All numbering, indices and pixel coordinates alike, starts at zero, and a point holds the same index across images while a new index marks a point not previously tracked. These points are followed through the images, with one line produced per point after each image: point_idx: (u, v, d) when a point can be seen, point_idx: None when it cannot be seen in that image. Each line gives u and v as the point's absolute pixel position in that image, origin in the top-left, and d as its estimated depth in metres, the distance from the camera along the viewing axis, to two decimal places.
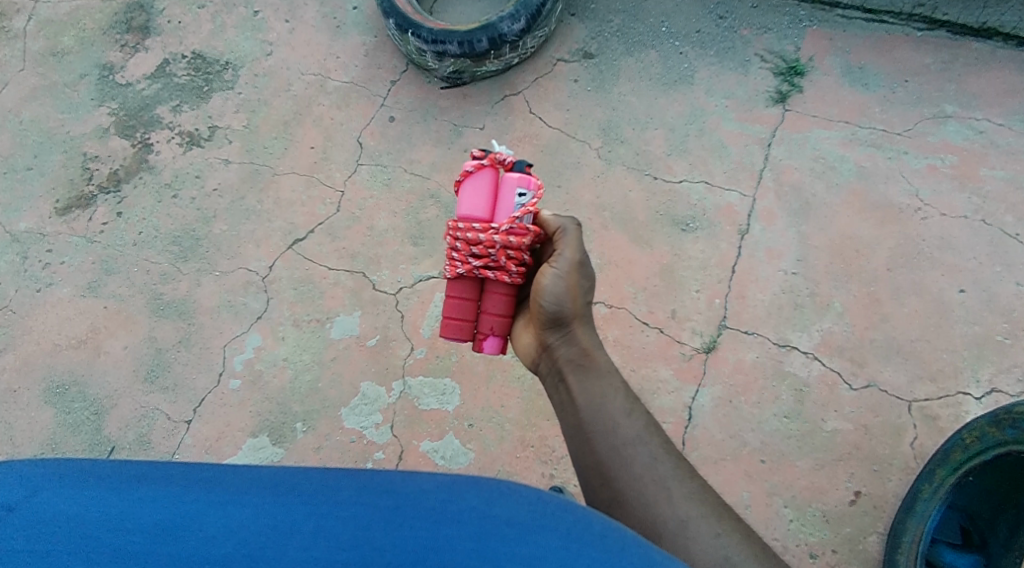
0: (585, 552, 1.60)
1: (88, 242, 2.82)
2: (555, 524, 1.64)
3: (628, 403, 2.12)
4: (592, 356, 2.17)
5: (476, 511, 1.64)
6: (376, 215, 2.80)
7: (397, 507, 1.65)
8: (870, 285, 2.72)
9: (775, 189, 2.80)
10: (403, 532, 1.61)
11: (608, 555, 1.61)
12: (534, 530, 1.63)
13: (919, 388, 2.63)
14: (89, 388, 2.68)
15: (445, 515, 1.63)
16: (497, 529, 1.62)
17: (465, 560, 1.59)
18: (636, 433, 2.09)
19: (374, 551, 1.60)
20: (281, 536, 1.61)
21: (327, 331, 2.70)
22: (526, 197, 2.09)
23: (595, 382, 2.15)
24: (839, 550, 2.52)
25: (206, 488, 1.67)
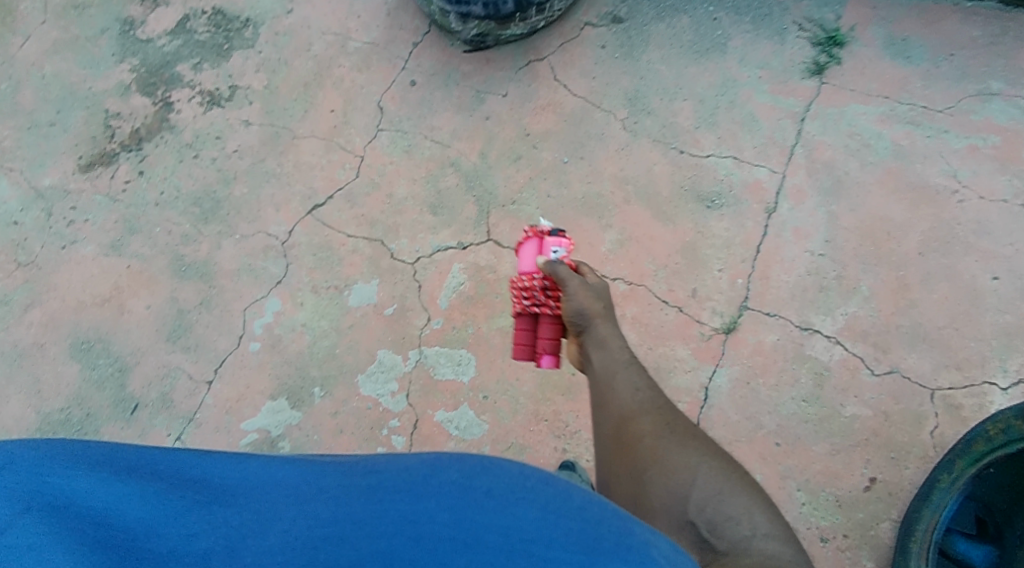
0: (565, 523, 1.61)
1: (111, 201, 2.81)
2: (536, 496, 1.64)
3: (631, 362, 2.16)
4: (609, 341, 2.17)
5: (458, 484, 1.64)
6: (396, 182, 2.76)
7: (375, 483, 1.66)
8: (900, 269, 2.66)
9: (807, 166, 2.73)
10: (381, 506, 1.63)
11: (589, 525, 1.61)
12: (513, 501, 1.62)
13: (944, 376, 2.61)
14: (113, 345, 2.70)
15: (423, 488, 1.63)
16: (476, 501, 1.62)
17: (441, 531, 1.60)
18: (631, 376, 2.14)
19: (352, 527, 1.61)
20: (264, 521, 1.63)
21: (346, 298, 2.69)
22: (560, 253, 2.18)
23: (605, 358, 2.16)
24: (850, 535, 2.52)
25: (194, 487, 1.68)
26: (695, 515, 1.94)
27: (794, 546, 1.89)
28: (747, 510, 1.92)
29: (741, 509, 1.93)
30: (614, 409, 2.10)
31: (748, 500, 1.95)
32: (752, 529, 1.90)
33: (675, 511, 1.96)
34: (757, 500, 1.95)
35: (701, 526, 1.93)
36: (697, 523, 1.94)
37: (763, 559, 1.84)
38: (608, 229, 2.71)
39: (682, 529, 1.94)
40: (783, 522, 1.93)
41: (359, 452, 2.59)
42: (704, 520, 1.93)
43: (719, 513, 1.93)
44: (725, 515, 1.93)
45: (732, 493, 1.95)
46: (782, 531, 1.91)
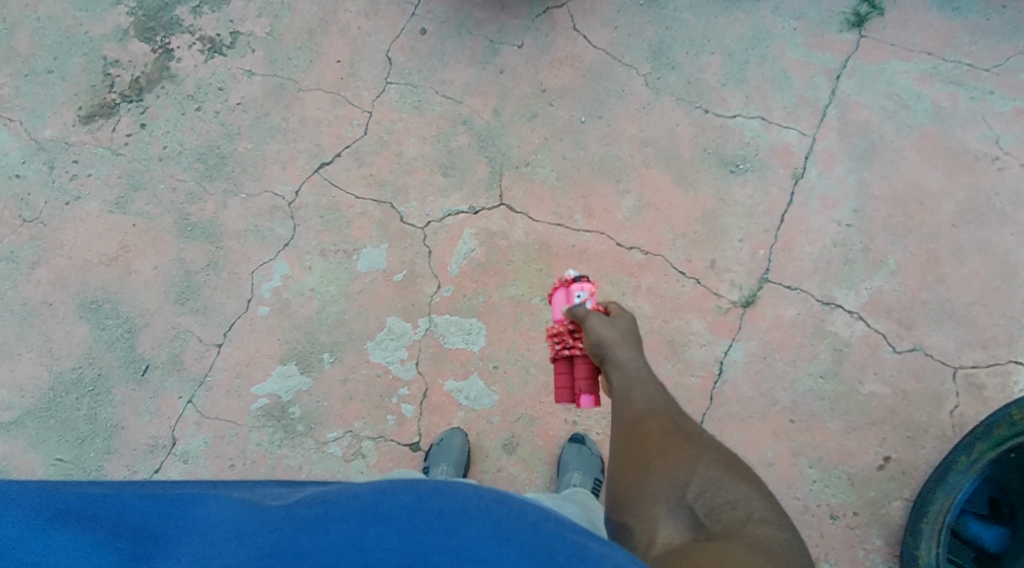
0: (511, 537, 1.61)
1: (113, 154, 2.72)
2: (486, 515, 1.63)
3: (649, 371, 2.10)
4: (632, 365, 2.09)
5: (408, 508, 1.63)
6: (405, 140, 2.70)
7: (326, 513, 1.67)
8: (931, 242, 2.62)
9: (839, 129, 2.69)
10: (328, 536, 1.64)
11: (535, 539, 1.61)
12: (462, 521, 1.62)
13: (968, 354, 2.55)
14: (123, 305, 2.62)
15: (372, 514, 1.64)
16: (425, 524, 1.62)
17: (390, 557, 1.60)
18: (649, 383, 2.07)
19: (299, 557, 1.62)
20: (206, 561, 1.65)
21: (354, 263, 2.61)
22: (583, 297, 2.20)
23: (624, 376, 2.08)
24: (861, 513, 2.47)
25: (136, 536, 1.70)
26: (693, 500, 1.87)
27: (789, 533, 1.84)
28: (744, 496, 1.87)
29: (738, 495, 1.87)
30: (626, 408, 2.04)
31: (746, 488, 1.89)
32: (748, 513, 1.84)
33: (674, 496, 1.89)
34: (757, 489, 1.90)
35: (699, 510, 1.86)
36: (694, 508, 1.87)
37: (755, 540, 1.79)
38: (626, 195, 2.65)
39: (679, 512, 1.87)
40: (779, 510, 1.89)
41: (369, 421, 2.53)
42: (701, 505, 1.86)
43: (717, 498, 1.87)
44: (722, 500, 1.86)
45: (730, 479, 1.90)
46: (777, 516, 1.86)
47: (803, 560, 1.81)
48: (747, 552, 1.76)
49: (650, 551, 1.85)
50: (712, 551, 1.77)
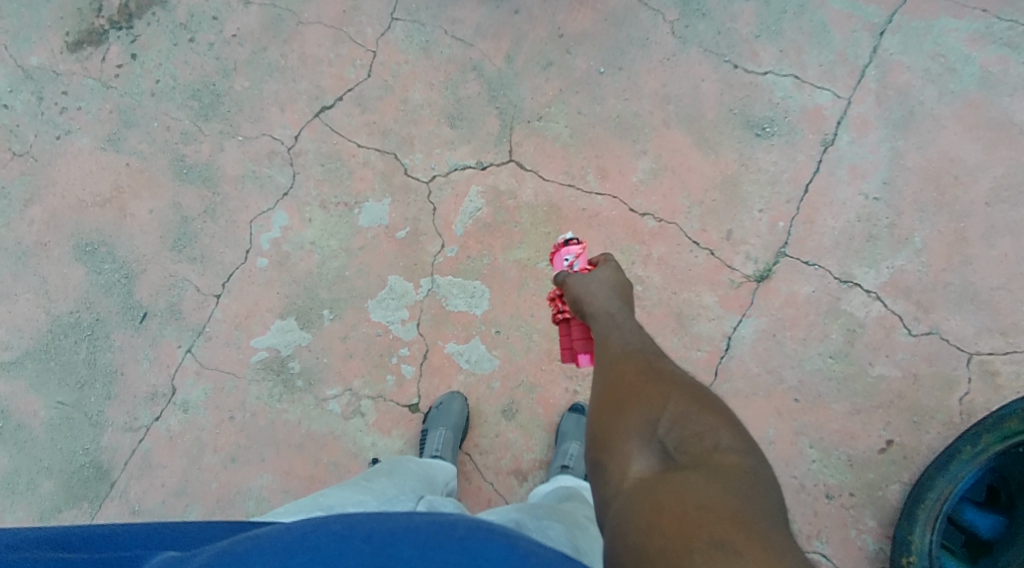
0: (439, 556, 1.60)
1: (104, 87, 2.61)
2: (414, 535, 1.62)
3: (628, 313, 2.05)
4: (612, 313, 2.04)
5: (337, 534, 1.61)
6: (411, 86, 2.59)
7: (253, 548, 1.61)
8: (961, 220, 2.51)
9: (877, 92, 2.57)
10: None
11: (464, 556, 1.60)
12: (390, 543, 1.61)
13: (985, 340, 2.47)
14: (119, 250, 2.54)
15: (300, 544, 1.60)
16: (355, 548, 1.60)
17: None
18: (626, 324, 2.02)
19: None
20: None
21: (355, 218, 2.52)
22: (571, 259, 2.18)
23: (602, 327, 2.03)
24: (857, 494, 2.42)
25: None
26: (663, 434, 1.79)
27: (758, 467, 1.75)
28: (712, 427, 1.78)
29: (708, 426, 1.79)
30: (604, 353, 1.97)
31: (715, 419, 1.80)
32: (716, 445, 1.75)
33: (644, 432, 1.80)
34: (726, 420, 1.81)
35: (668, 443, 1.77)
36: (664, 442, 1.78)
37: (721, 472, 1.71)
38: (642, 156, 2.54)
39: (650, 447, 1.78)
40: (750, 441, 1.80)
41: (369, 380, 2.46)
42: (671, 439, 1.78)
43: (686, 429, 1.78)
44: (691, 432, 1.77)
45: (700, 413, 1.80)
46: (746, 448, 1.77)
47: (771, 490, 1.72)
48: (711, 486, 1.68)
49: (621, 486, 1.76)
50: (676, 487, 1.69)
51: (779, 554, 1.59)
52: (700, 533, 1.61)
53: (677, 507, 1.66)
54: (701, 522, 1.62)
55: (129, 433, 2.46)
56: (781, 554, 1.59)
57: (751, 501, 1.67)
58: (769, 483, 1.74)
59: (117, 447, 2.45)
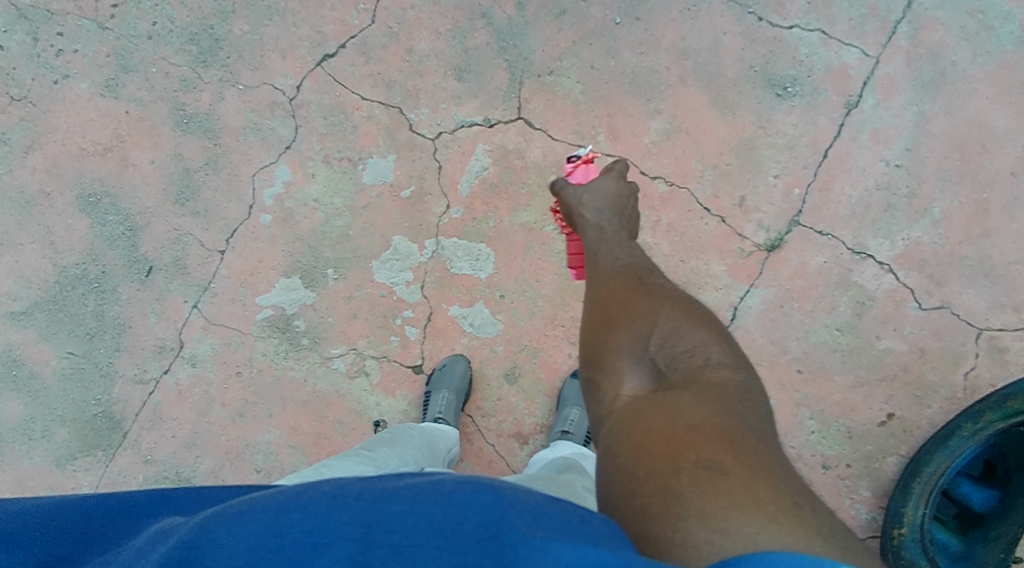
0: (425, 508, 1.49)
1: (99, 28, 2.52)
2: (404, 491, 1.52)
3: (621, 226, 2.03)
4: (605, 227, 2.03)
5: (328, 494, 1.52)
6: (417, 34, 2.48)
7: (243, 508, 1.52)
8: (984, 191, 2.42)
9: (908, 51, 2.44)
10: (241, 531, 1.48)
11: (449, 508, 1.49)
12: (377, 498, 1.50)
13: (997, 316, 2.42)
14: (122, 202, 2.51)
15: (291, 502, 1.51)
16: (344, 503, 1.50)
17: (308, 539, 1.47)
18: (619, 238, 2.00)
19: (213, 551, 1.47)
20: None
21: (359, 174, 2.47)
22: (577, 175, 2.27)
23: (591, 240, 2.02)
24: (853, 466, 2.43)
25: (49, 548, 1.55)
26: (655, 352, 1.76)
27: (748, 382, 1.72)
28: (701, 342, 1.75)
29: (698, 342, 1.75)
30: (595, 273, 1.94)
31: (705, 335, 1.77)
32: (705, 360, 1.72)
33: (636, 349, 1.77)
34: (717, 335, 1.77)
35: (659, 361, 1.75)
36: (655, 360, 1.76)
37: (709, 388, 1.68)
38: (656, 116, 2.45)
39: (641, 365, 1.75)
40: (741, 355, 1.77)
41: (372, 340, 2.46)
42: (663, 357, 1.75)
43: (677, 346, 1.75)
44: (681, 349, 1.74)
45: (690, 327, 1.77)
46: (736, 363, 1.74)
47: (761, 406, 1.69)
48: (700, 403, 1.65)
49: (613, 406, 1.74)
50: (664, 405, 1.66)
51: (766, 471, 1.57)
52: (687, 452, 1.58)
53: (667, 425, 1.63)
54: (687, 439, 1.60)
55: (139, 385, 2.47)
56: (769, 472, 1.57)
57: (740, 417, 1.64)
58: (759, 397, 1.71)
59: (128, 398, 2.47)
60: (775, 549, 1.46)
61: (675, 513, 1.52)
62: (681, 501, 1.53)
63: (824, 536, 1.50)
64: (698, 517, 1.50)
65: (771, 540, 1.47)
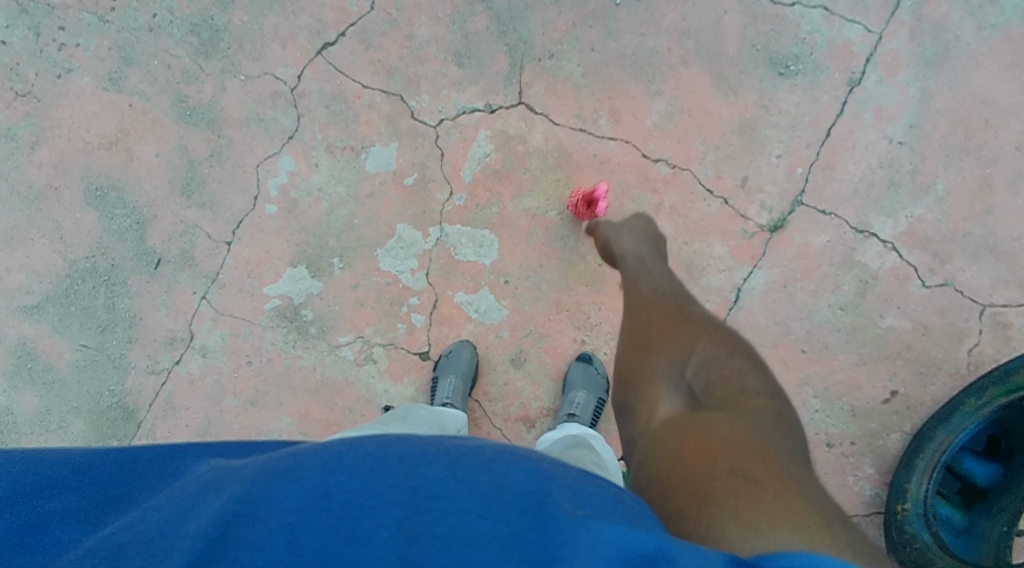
0: (469, 476, 1.53)
1: (100, 22, 2.52)
2: (446, 456, 1.55)
3: (658, 260, 2.13)
4: (645, 259, 2.12)
5: (371, 454, 1.54)
6: (416, 20, 2.47)
7: (291, 464, 1.55)
8: (988, 166, 2.41)
9: (911, 26, 2.41)
10: (290, 489, 1.52)
11: (492, 477, 1.53)
12: (421, 462, 1.54)
13: (1000, 292, 2.44)
14: (128, 195, 2.53)
15: (337, 460, 1.53)
16: (388, 466, 1.53)
17: (353, 499, 1.50)
18: (660, 271, 2.07)
19: (264, 507, 1.51)
20: (181, 517, 1.53)
21: (362, 163, 2.48)
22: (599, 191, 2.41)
23: (632, 268, 2.09)
24: (857, 443, 2.47)
25: (98, 488, 1.61)
26: (692, 374, 1.79)
27: (783, 408, 1.74)
28: (739, 367, 1.77)
29: (736, 368, 1.78)
30: (635, 299, 2.00)
31: (742, 362, 1.79)
32: (742, 384, 1.74)
33: (674, 372, 1.81)
34: (754, 363, 1.80)
35: (696, 383, 1.77)
36: (692, 383, 1.78)
37: (745, 409, 1.70)
38: (657, 98, 2.43)
39: (678, 387, 1.79)
40: (776, 384, 1.79)
41: (379, 328, 2.50)
42: (699, 379, 1.78)
43: (715, 369, 1.77)
44: (718, 371, 1.77)
45: (728, 354, 1.80)
46: (771, 389, 1.76)
47: (794, 431, 1.71)
48: (735, 421, 1.67)
49: (648, 426, 1.77)
50: (700, 422, 1.69)
51: (797, 483, 1.58)
52: (720, 461, 1.60)
53: (702, 439, 1.65)
54: (721, 450, 1.62)
55: (152, 375, 2.52)
56: (801, 486, 1.59)
57: (774, 437, 1.66)
58: (793, 422, 1.73)
59: (141, 388, 2.51)
60: (806, 550, 1.46)
61: (708, 514, 1.55)
62: (714, 504, 1.56)
63: (854, 549, 1.50)
64: (732, 519, 1.53)
65: (801, 542, 1.48)
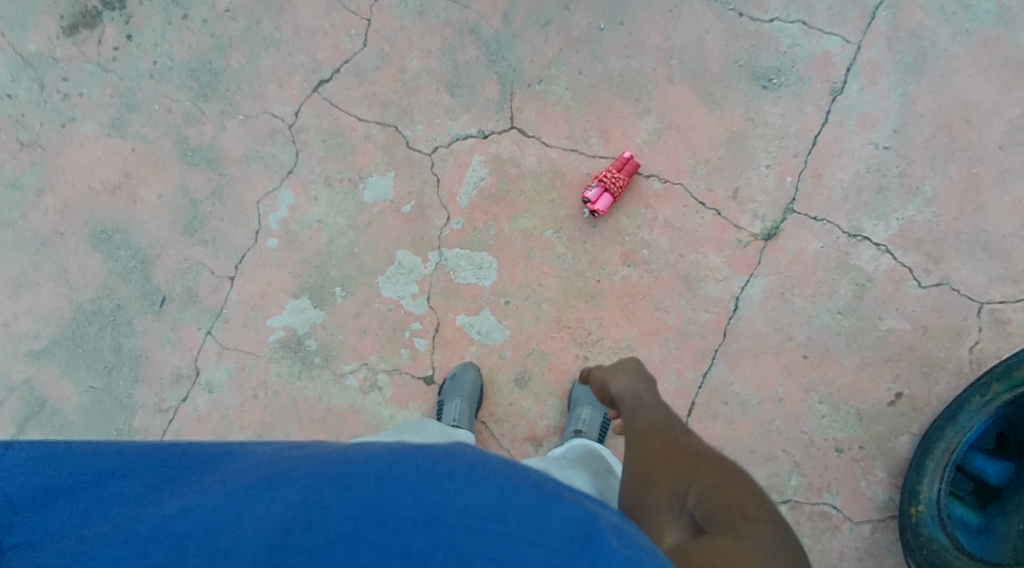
0: (517, 500, 1.61)
1: (102, 71, 2.60)
2: (494, 475, 1.63)
3: (652, 394, 2.13)
4: (641, 393, 2.14)
5: (421, 468, 1.62)
6: (408, 52, 2.54)
7: (345, 472, 1.63)
8: (974, 165, 2.45)
9: (888, 35, 2.48)
10: (347, 498, 1.60)
11: (541, 503, 1.61)
12: (472, 482, 1.61)
13: (996, 289, 2.46)
14: (133, 236, 2.59)
15: (389, 472, 1.61)
16: (438, 483, 1.61)
17: (406, 515, 1.58)
18: (655, 398, 2.12)
19: (320, 512, 1.60)
20: (237, 510, 1.64)
21: (360, 193, 2.53)
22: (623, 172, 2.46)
23: (627, 405, 2.12)
24: (867, 447, 2.47)
25: (156, 471, 1.74)
26: (693, 503, 1.83)
27: (782, 531, 1.80)
28: (736, 493, 1.84)
29: (734, 495, 1.84)
30: (632, 429, 2.04)
31: (739, 488, 1.86)
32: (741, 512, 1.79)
33: (675, 502, 1.85)
34: (751, 489, 1.87)
35: (697, 512, 1.82)
36: (693, 511, 1.83)
37: (747, 536, 1.76)
38: (646, 116, 2.49)
39: (680, 518, 1.83)
40: (775, 510, 1.85)
41: (382, 354, 2.52)
42: (701, 507, 1.82)
43: (715, 497, 1.83)
44: (718, 500, 1.82)
45: (725, 481, 1.86)
46: (771, 513, 1.82)
47: (796, 549, 1.79)
48: (739, 548, 1.73)
49: None
50: (707, 551, 1.74)
51: None
52: None
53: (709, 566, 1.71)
54: None
55: (159, 414, 2.54)
56: None
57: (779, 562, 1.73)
58: (794, 545, 1.79)
59: (148, 427, 2.53)
60: None
61: None
62: None
63: None
64: None
65: None
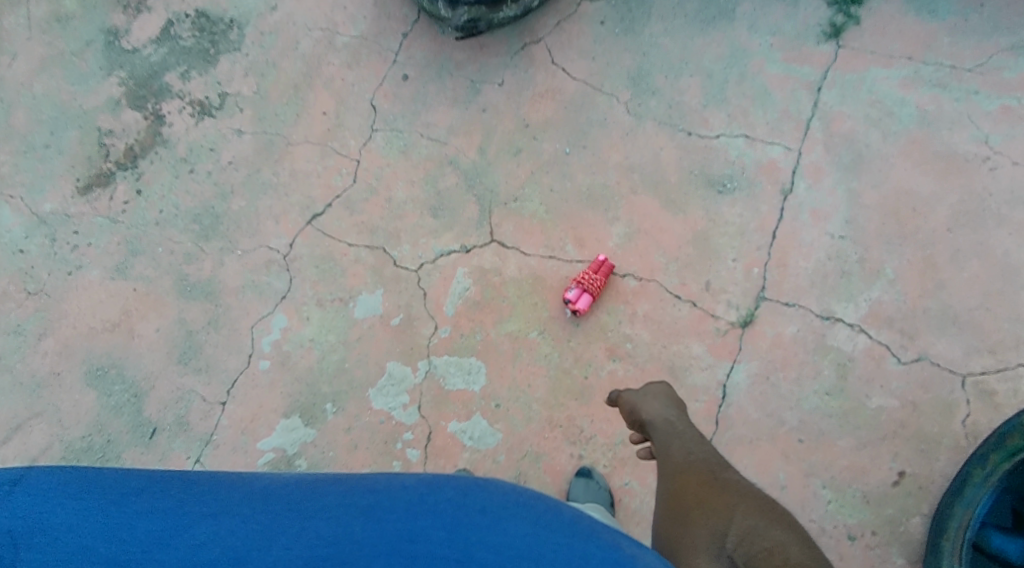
0: (548, 539, 1.68)
1: (112, 223, 2.76)
2: (524, 512, 1.72)
3: (686, 427, 2.08)
4: (676, 423, 2.08)
5: (452, 502, 1.72)
6: (393, 184, 2.73)
7: (377, 503, 1.72)
8: (927, 248, 2.56)
9: (824, 140, 2.64)
10: (380, 530, 1.68)
11: (570, 540, 1.69)
12: (503, 517, 1.70)
13: (976, 361, 2.50)
14: (127, 370, 2.66)
15: (421, 506, 1.71)
16: (469, 519, 1.69)
17: (437, 550, 1.66)
18: (688, 431, 2.06)
19: (351, 545, 1.66)
20: (271, 535, 1.68)
21: (350, 311, 2.65)
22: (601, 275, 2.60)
23: (661, 435, 2.07)
24: (879, 532, 2.43)
25: (184, 488, 1.75)
26: (732, 548, 1.77)
27: None
28: (780, 541, 1.76)
29: (777, 541, 1.76)
30: (667, 468, 1.98)
31: (784, 534, 1.78)
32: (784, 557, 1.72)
33: (712, 543, 1.79)
34: (795, 536, 1.79)
35: (737, 558, 1.75)
36: (733, 556, 1.76)
37: None
38: (615, 223, 2.65)
39: (719, 561, 1.77)
40: (821, 558, 1.76)
41: (374, 468, 2.56)
42: (741, 553, 1.76)
43: (755, 545, 1.76)
44: (760, 546, 1.75)
45: (767, 526, 1.79)
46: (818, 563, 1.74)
47: None
48: None
49: None
50: None
51: None
52: None
53: None
54: None
55: None
56: None
57: None
58: None
59: None
60: None
61: None
62: None
63: None
64: None
65: None
